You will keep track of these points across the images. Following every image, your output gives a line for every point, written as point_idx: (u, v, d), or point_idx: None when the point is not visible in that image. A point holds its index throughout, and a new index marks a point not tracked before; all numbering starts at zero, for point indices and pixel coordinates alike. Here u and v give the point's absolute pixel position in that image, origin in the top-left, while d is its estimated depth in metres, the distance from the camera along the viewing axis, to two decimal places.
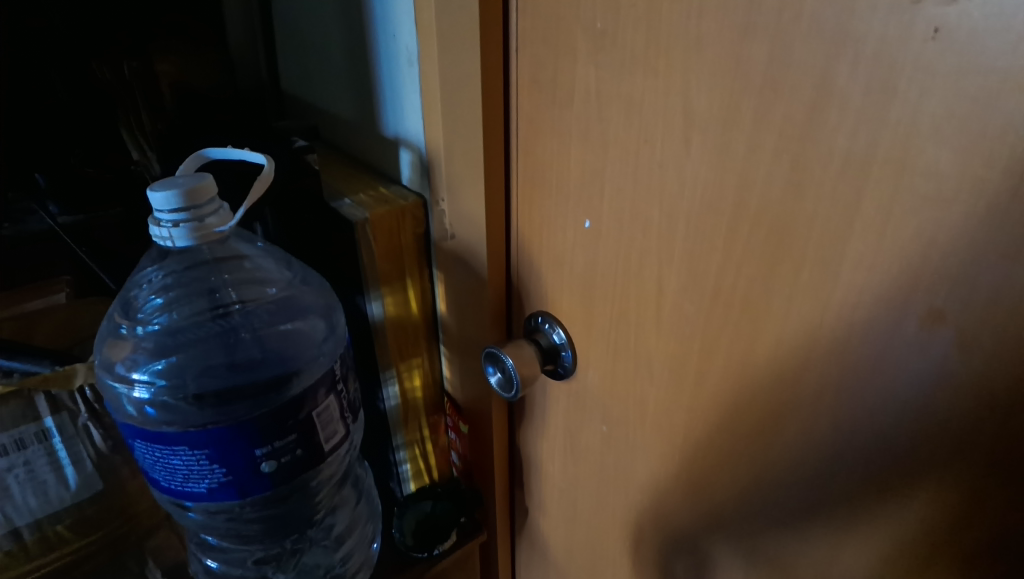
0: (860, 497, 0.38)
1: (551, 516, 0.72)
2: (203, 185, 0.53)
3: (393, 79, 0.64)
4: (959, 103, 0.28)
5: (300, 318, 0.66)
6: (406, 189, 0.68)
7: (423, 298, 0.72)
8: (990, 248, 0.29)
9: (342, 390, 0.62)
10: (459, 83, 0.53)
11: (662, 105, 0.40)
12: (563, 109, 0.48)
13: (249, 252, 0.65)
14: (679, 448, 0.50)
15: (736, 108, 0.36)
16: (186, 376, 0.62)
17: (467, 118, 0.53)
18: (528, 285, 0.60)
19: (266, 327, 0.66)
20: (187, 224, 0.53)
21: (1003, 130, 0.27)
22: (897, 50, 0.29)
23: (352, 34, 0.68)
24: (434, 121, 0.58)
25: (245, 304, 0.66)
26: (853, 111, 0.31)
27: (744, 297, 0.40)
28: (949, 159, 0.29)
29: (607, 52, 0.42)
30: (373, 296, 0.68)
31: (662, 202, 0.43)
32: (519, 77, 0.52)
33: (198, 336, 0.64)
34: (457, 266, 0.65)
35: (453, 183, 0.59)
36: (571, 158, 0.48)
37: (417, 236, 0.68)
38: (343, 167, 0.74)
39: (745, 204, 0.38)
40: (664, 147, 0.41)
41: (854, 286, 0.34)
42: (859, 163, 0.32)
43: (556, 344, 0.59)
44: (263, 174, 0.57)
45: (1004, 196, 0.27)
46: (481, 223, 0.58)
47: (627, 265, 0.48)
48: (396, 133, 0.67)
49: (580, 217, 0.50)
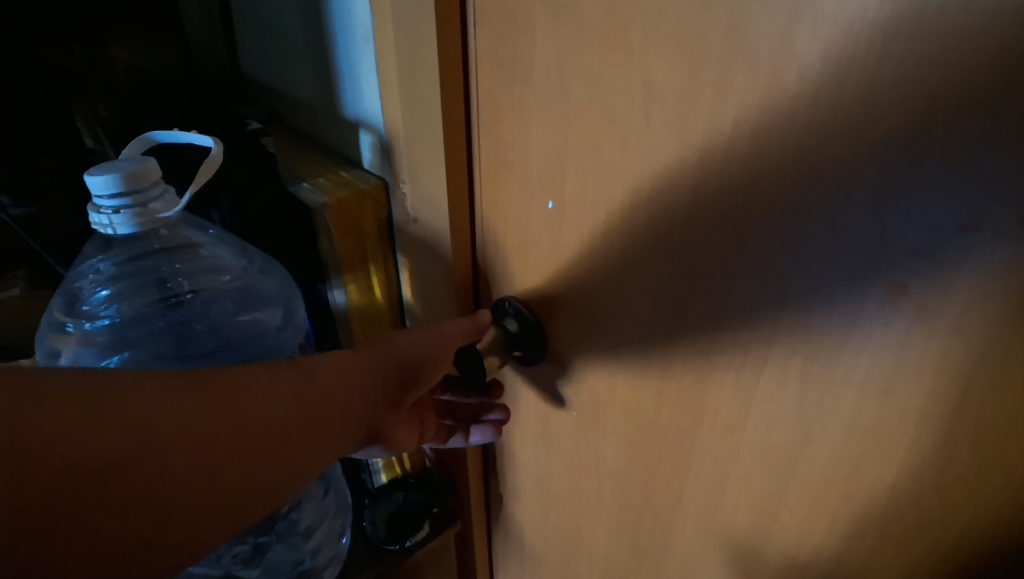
0: (830, 474, 0.38)
1: (525, 506, 0.70)
2: (146, 169, 0.50)
3: (350, 58, 0.61)
4: (918, 66, 0.27)
5: (258, 308, 0.65)
6: (368, 173, 0.66)
7: (389, 285, 0.70)
8: (957, 214, 0.28)
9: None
10: (416, 58, 0.51)
11: (622, 78, 0.38)
12: (523, 84, 0.46)
13: (200, 240, 0.63)
14: (649, 431, 0.50)
15: (696, 79, 0.35)
16: (143, 368, 0.62)
17: (426, 95, 0.51)
18: (494, 270, 0.58)
19: (221, 318, 0.65)
20: (129, 209, 0.50)
21: (963, 93, 0.26)
22: (855, 13, 0.28)
23: (308, 12, 0.66)
24: (391, 100, 0.56)
25: (198, 293, 0.64)
26: (813, 80, 0.30)
27: (709, 276, 0.39)
28: (909, 126, 0.28)
29: (565, 24, 0.41)
30: (335, 283, 0.68)
31: (625, 179, 0.41)
32: (477, 52, 0.49)
33: (151, 328, 0.63)
34: (421, 251, 0.63)
35: (414, 165, 0.57)
36: (532, 135, 0.47)
37: (380, 221, 0.66)
38: (303, 152, 0.72)
39: (708, 179, 0.36)
40: (625, 122, 0.40)
41: (818, 262, 0.33)
42: (819, 134, 0.31)
43: (524, 330, 0.57)
44: (211, 158, 0.54)
45: (965, 162, 0.27)
46: (444, 206, 0.56)
47: (593, 247, 0.46)
48: (355, 115, 0.65)
49: (542, 198, 0.48)
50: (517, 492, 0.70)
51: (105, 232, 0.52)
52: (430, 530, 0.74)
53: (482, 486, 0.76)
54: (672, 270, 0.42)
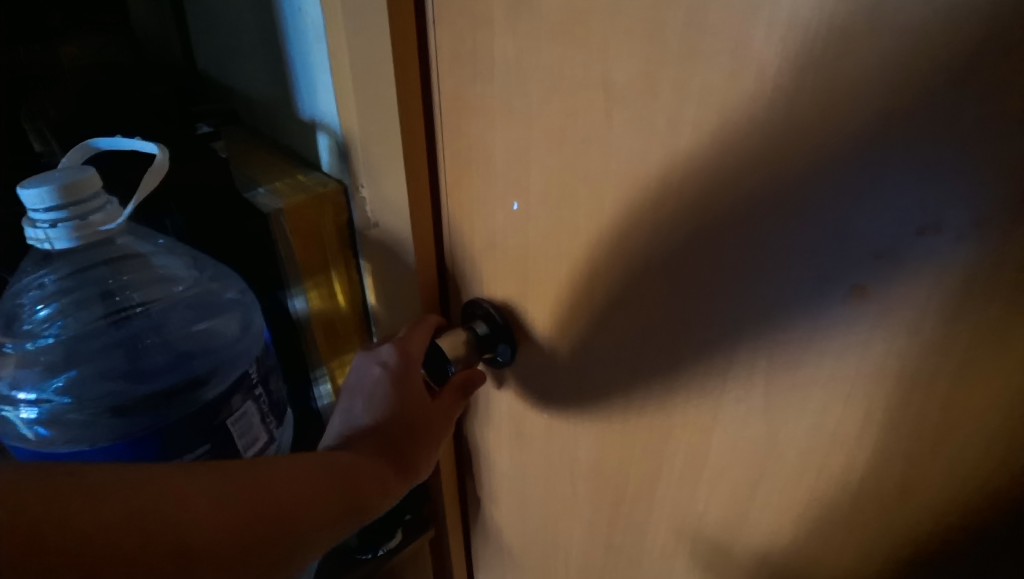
0: (799, 473, 0.38)
1: (503, 508, 0.69)
2: (85, 178, 0.48)
3: (303, 57, 0.59)
4: (879, 63, 0.26)
5: (215, 317, 0.64)
6: (326, 175, 0.64)
7: (352, 289, 0.68)
8: (921, 213, 0.27)
9: (262, 394, 0.59)
10: (366, 57, 0.49)
11: (584, 75, 0.38)
12: (485, 81, 0.44)
13: (147, 250, 0.61)
14: (621, 431, 0.49)
15: (655, 77, 0.34)
16: (88, 388, 0.57)
17: (381, 95, 0.49)
18: (462, 271, 0.57)
19: (176, 329, 0.63)
20: (67, 223, 0.47)
21: (921, 92, 0.26)
22: (812, 8, 0.27)
23: (258, 7, 0.63)
24: (344, 100, 0.54)
25: (149, 305, 0.62)
26: (772, 77, 0.30)
27: (676, 276, 0.39)
28: (869, 126, 0.28)
29: (525, 18, 0.40)
30: (295, 290, 0.65)
31: (589, 179, 0.41)
32: (439, 50, 0.48)
33: (99, 345, 0.59)
34: (383, 257, 0.61)
35: (371, 168, 0.55)
36: (496, 135, 0.46)
37: (339, 225, 0.64)
38: (260, 154, 0.69)
39: (672, 179, 0.36)
40: (586, 121, 0.39)
41: (781, 263, 0.33)
42: (780, 132, 0.30)
43: (493, 333, 0.55)
44: (155, 167, 0.52)
45: (923, 162, 0.27)
46: (405, 209, 0.54)
47: (560, 247, 0.46)
48: (312, 116, 0.63)
49: (508, 198, 0.47)
50: (495, 493, 0.70)
51: (43, 247, 0.49)
52: (404, 536, 0.73)
53: (459, 489, 0.75)
54: (640, 269, 0.41)
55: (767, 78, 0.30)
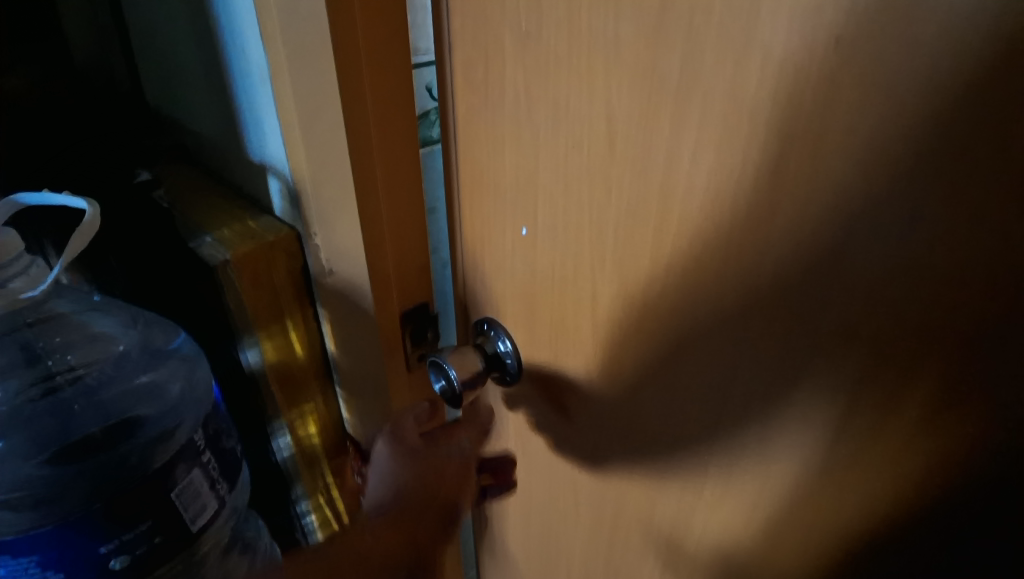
0: (793, 503, 0.38)
1: (511, 522, 0.72)
2: (5, 242, 0.45)
3: (251, 97, 0.55)
4: (872, 106, 0.26)
5: (156, 369, 0.58)
6: (279, 221, 0.59)
7: (311, 337, 0.64)
8: (862, 267, 0.29)
9: (211, 458, 0.54)
10: (318, 98, 0.48)
11: (578, 116, 0.40)
12: (497, 109, 0.46)
13: (71, 309, 0.57)
14: (617, 450, 0.51)
15: (654, 112, 0.35)
16: (15, 464, 0.53)
17: (338, 138, 0.50)
18: (475, 290, 0.59)
19: (113, 391, 0.58)
20: None
21: (904, 134, 0.26)
22: (799, 56, 0.28)
23: (205, 40, 0.59)
24: (292, 146, 0.51)
25: (82, 368, 0.57)
26: (764, 118, 0.30)
27: (671, 303, 0.40)
28: (854, 169, 0.28)
29: (533, 52, 0.41)
30: (247, 344, 0.61)
31: (591, 208, 0.42)
32: (453, 78, 0.49)
33: (26, 415, 0.55)
34: (350, 302, 0.60)
35: (323, 213, 0.54)
36: (506, 161, 0.47)
37: (293, 272, 0.59)
38: (212, 195, 0.65)
39: (674, 211, 0.37)
40: (592, 151, 0.40)
41: (777, 288, 0.33)
42: (775, 170, 0.31)
43: (500, 352, 0.57)
44: (84, 225, 0.48)
45: (886, 189, 0.27)
46: (359, 250, 0.56)
47: (555, 272, 0.48)
48: (263, 160, 0.59)
49: (510, 226, 0.50)
50: (504, 505, 0.71)
51: None
52: None
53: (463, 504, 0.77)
54: (641, 310, 0.42)
55: (747, 134, 0.31)
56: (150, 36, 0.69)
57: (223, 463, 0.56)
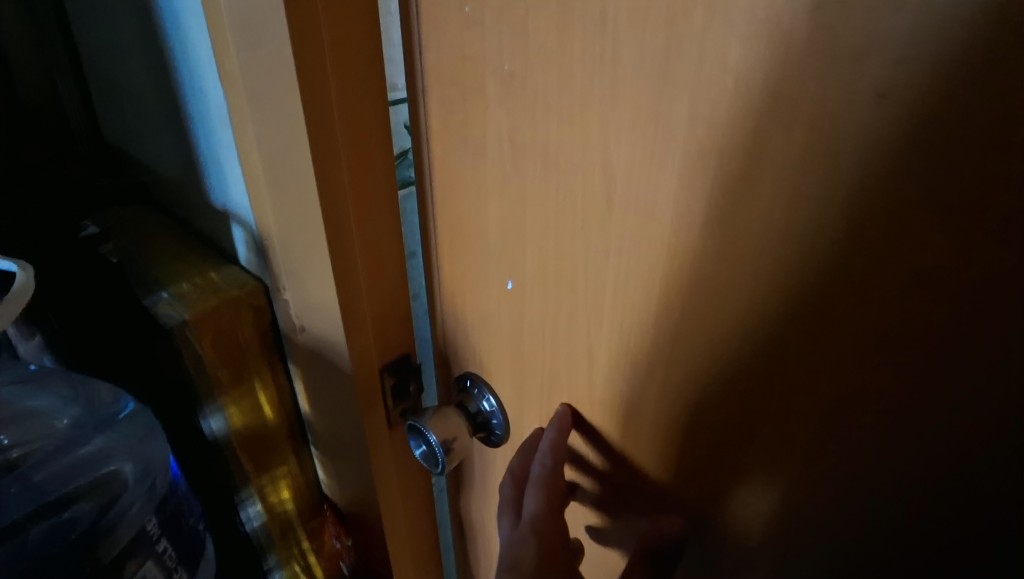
0: (821, 522, 0.33)
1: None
2: None
3: (210, 142, 0.51)
4: (904, 157, 0.23)
5: (99, 436, 0.52)
6: (244, 272, 0.55)
7: (281, 399, 0.59)
8: (829, 261, 0.27)
9: (167, 546, 0.49)
10: (284, 150, 0.42)
11: (573, 159, 0.35)
12: (476, 156, 0.42)
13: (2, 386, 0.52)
14: (624, 506, 0.47)
15: (659, 163, 0.31)
16: None
17: (302, 189, 0.43)
18: (448, 345, 0.54)
19: (50, 465, 0.50)
20: None
21: (939, 181, 0.23)
22: (823, 109, 0.25)
23: (158, 76, 0.54)
24: (260, 203, 0.47)
25: (12, 445, 0.51)
26: (790, 167, 0.27)
27: (672, 340, 0.36)
28: (876, 229, 0.25)
29: (519, 95, 0.37)
30: (209, 409, 0.55)
31: (587, 261, 0.38)
32: (428, 121, 0.44)
33: None
34: (316, 365, 0.54)
35: (291, 270, 0.48)
36: (488, 210, 0.43)
37: (259, 329, 0.54)
38: (172, 241, 0.60)
39: (677, 271, 0.33)
40: (586, 202, 0.36)
41: (754, 290, 0.31)
42: (796, 229, 0.28)
43: (485, 412, 0.53)
44: (14, 290, 0.42)
45: (861, 174, 0.25)
46: (337, 313, 0.48)
47: (552, 328, 0.43)
48: (225, 206, 0.54)
49: (499, 280, 0.45)
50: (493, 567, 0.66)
51: None
52: None
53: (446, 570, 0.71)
54: (617, 336, 0.39)
55: (722, 140, 0.28)
56: (108, 66, 0.64)
57: (180, 550, 0.50)
